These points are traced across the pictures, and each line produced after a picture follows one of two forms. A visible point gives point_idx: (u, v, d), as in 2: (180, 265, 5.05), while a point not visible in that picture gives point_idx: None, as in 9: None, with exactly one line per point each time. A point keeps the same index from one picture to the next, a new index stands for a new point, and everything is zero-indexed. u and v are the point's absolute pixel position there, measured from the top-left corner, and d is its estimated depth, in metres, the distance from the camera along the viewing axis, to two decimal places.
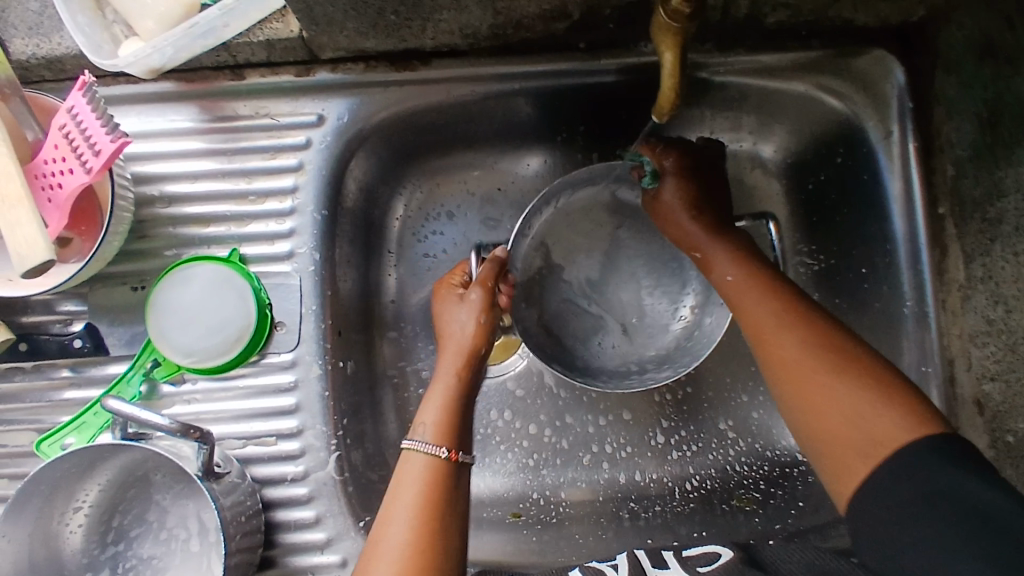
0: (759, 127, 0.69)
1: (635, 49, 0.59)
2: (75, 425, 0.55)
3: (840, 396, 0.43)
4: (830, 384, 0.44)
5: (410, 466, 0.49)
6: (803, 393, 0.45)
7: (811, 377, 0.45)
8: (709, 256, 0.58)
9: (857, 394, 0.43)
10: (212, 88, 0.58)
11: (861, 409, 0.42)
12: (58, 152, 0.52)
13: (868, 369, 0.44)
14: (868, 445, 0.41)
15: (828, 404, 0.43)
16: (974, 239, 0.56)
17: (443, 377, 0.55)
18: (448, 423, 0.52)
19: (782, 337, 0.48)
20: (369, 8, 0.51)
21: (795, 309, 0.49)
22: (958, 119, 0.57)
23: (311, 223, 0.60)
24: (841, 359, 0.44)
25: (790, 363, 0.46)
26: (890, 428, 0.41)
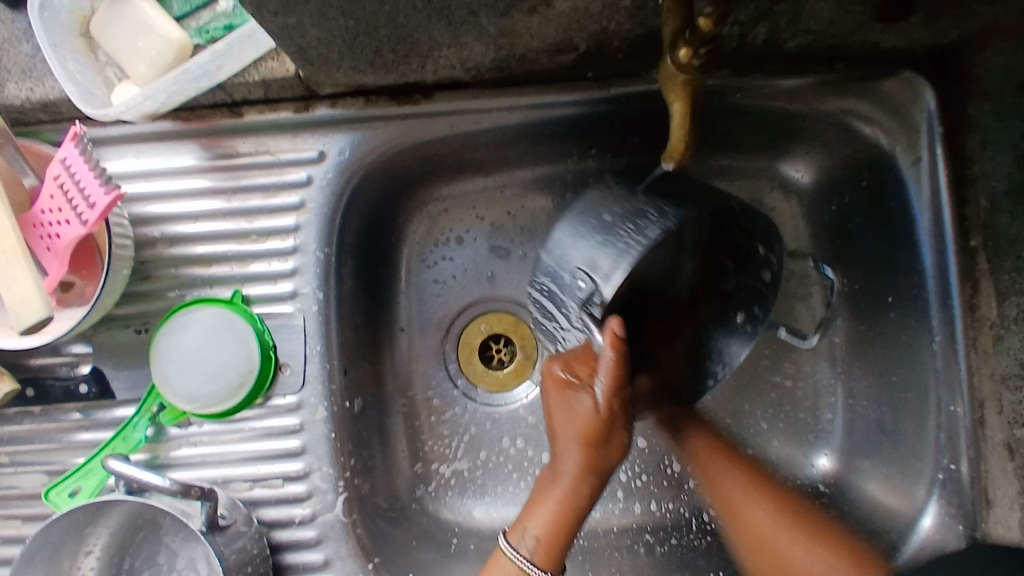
0: (779, 148, 0.66)
1: (645, 76, 0.56)
2: (83, 471, 0.55)
3: (797, 557, 0.53)
4: (790, 551, 0.54)
5: (502, 570, 0.51)
6: (764, 552, 0.55)
7: (775, 546, 0.55)
8: (685, 439, 0.63)
9: (811, 558, 0.53)
10: (210, 125, 0.57)
11: (813, 566, 0.52)
12: (54, 202, 0.51)
13: (829, 541, 0.54)
14: None
15: (796, 570, 0.53)
16: (1007, 276, 0.53)
17: (562, 483, 0.51)
18: (554, 540, 0.51)
19: (748, 513, 0.58)
20: (365, 47, 0.49)
21: (768, 489, 0.59)
22: (994, 150, 0.54)
23: (315, 261, 0.58)
24: (807, 528, 0.55)
25: (751, 529, 0.57)
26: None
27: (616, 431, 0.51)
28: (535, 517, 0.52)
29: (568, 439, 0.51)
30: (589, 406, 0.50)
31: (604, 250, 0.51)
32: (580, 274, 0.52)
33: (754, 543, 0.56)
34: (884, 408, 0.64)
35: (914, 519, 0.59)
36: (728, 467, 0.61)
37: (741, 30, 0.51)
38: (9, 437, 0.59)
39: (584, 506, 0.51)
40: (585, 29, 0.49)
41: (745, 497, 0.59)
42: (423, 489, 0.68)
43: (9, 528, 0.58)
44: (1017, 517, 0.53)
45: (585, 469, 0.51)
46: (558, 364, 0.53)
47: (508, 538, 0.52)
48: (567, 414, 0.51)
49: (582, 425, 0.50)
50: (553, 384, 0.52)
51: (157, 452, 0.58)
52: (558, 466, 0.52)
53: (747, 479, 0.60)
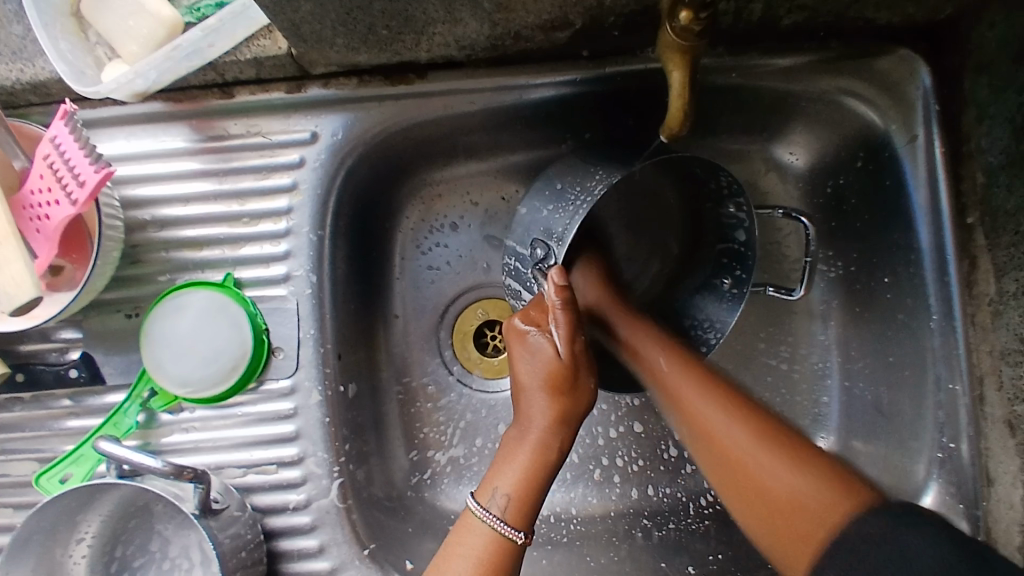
0: (774, 129, 0.65)
1: (641, 54, 0.56)
2: (74, 457, 0.54)
3: (768, 475, 0.44)
4: (760, 459, 0.45)
5: (473, 534, 0.48)
6: (747, 493, 0.46)
7: (743, 458, 0.46)
8: (637, 339, 0.56)
9: (780, 471, 0.44)
10: (202, 107, 0.57)
11: (789, 483, 0.43)
12: (43, 182, 0.50)
13: (779, 436, 0.46)
14: (794, 511, 0.42)
15: (769, 493, 0.44)
16: (1005, 252, 0.53)
17: (530, 432, 0.51)
18: (527, 497, 0.49)
19: (710, 420, 0.49)
20: (359, 23, 0.49)
21: (748, 415, 0.48)
22: (991, 125, 0.53)
23: (308, 243, 0.58)
24: (782, 446, 0.45)
25: (721, 443, 0.48)
26: (827, 503, 0.41)
27: (579, 376, 0.51)
28: (503, 474, 0.50)
29: (533, 388, 0.51)
30: (550, 351, 0.51)
31: (559, 216, 0.54)
32: (538, 240, 0.55)
33: (732, 468, 0.47)
34: (882, 389, 0.63)
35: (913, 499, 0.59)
36: (693, 387, 0.51)
37: (738, 5, 0.51)
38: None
39: (557, 456, 0.51)
40: (581, 4, 0.49)
41: (719, 414, 0.48)
42: (418, 476, 0.68)
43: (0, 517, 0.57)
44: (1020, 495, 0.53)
45: (553, 416, 0.50)
46: (517, 318, 0.53)
47: (478, 498, 0.49)
48: (530, 364, 0.52)
49: (547, 372, 0.51)
50: (514, 335, 0.53)
51: (148, 438, 0.57)
52: (525, 421, 0.51)
53: (699, 380, 0.51)
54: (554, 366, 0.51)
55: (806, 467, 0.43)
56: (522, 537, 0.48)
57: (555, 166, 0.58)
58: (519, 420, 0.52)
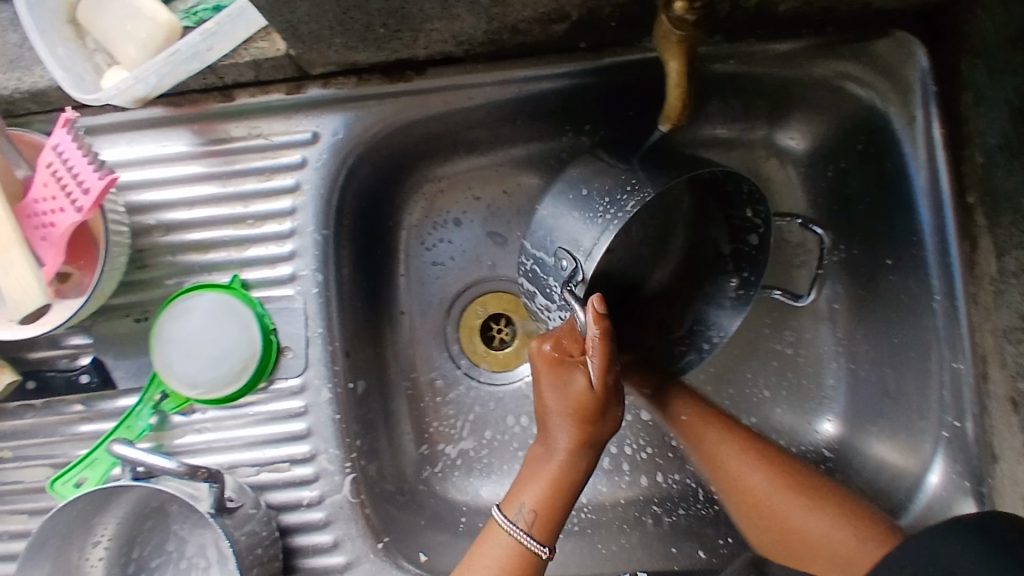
0: (774, 115, 0.65)
1: (639, 45, 0.56)
2: (88, 461, 0.55)
3: (755, 480, 0.57)
4: (786, 507, 0.55)
5: (497, 543, 0.50)
6: (766, 516, 0.56)
7: (764, 501, 0.57)
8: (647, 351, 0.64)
9: (804, 514, 0.54)
10: (202, 110, 0.57)
11: (824, 530, 0.53)
12: (48, 190, 0.51)
13: (805, 489, 0.56)
14: (838, 557, 0.52)
15: (796, 530, 0.54)
16: (1006, 230, 0.53)
17: (555, 451, 0.51)
18: (548, 513, 0.50)
19: (742, 476, 0.58)
20: (356, 22, 0.49)
21: (783, 470, 0.57)
22: (988, 106, 0.54)
23: (312, 243, 0.58)
24: (806, 496, 0.55)
25: (747, 493, 0.58)
26: (856, 550, 0.51)
27: (609, 404, 0.51)
28: (528, 490, 0.51)
29: (560, 413, 0.51)
30: (582, 385, 0.50)
31: (585, 227, 0.52)
32: (563, 249, 0.53)
33: (751, 507, 0.57)
34: (887, 370, 0.64)
35: (920, 477, 0.59)
36: (719, 440, 0.60)
37: None
38: (11, 432, 0.59)
39: (581, 476, 0.52)
40: None
41: (753, 471, 0.58)
42: (430, 469, 0.69)
43: (15, 523, 0.58)
44: None
45: (581, 439, 0.51)
46: (548, 342, 0.53)
47: (503, 512, 0.51)
48: (557, 392, 0.51)
49: (576, 403, 0.50)
50: (543, 363, 0.52)
51: (161, 440, 0.58)
52: (551, 442, 0.52)
53: (730, 438, 0.60)
54: (583, 394, 0.50)
55: (826, 511, 0.54)
56: (547, 553, 0.50)
57: (575, 168, 0.56)
58: (543, 437, 0.53)
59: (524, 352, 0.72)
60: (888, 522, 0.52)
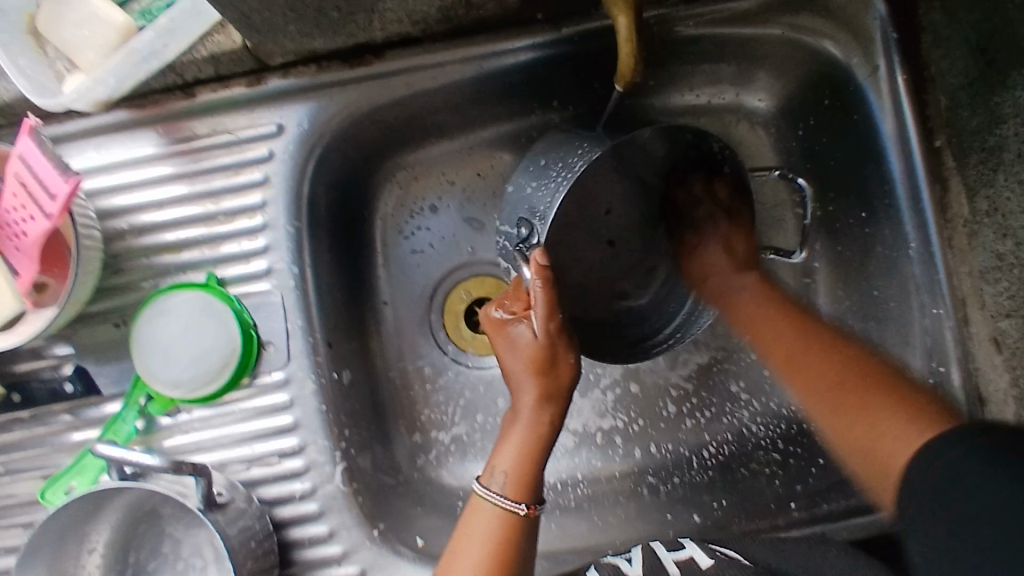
0: (739, 77, 0.65)
1: (597, 12, 0.56)
2: (77, 467, 0.55)
3: (837, 371, 0.51)
4: (862, 395, 0.48)
5: (481, 514, 0.51)
6: (845, 407, 0.48)
7: (857, 389, 0.49)
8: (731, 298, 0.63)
9: (896, 411, 0.45)
10: (166, 110, 0.57)
11: (893, 439, 0.44)
12: (18, 200, 0.51)
13: (895, 389, 0.47)
14: (883, 460, 0.44)
15: (880, 441, 0.45)
16: (974, 171, 0.54)
17: (519, 411, 0.53)
18: (524, 473, 0.51)
19: (804, 364, 0.53)
20: (309, 7, 0.49)
21: (854, 358, 0.51)
22: (948, 47, 0.54)
23: (285, 236, 0.58)
24: (891, 394, 0.47)
25: (833, 379, 0.50)
26: (909, 434, 0.43)
27: (560, 354, 0.53)
28: (502, 456, 0.53)
29: (519, 373, 0.53)
30: (529, 338, 0.53)
31: (539, 193, 0.56)
32: (523, 220, 0.57)
33: (834, 395, 0.50)
34: (869, 323, 0.64)
35: None
36: (746, 296, 0.62)
37: None
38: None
39: (552, 432, 0.53)
40: None
41: (828, 376, 0.51)
42: (424, 457, 0.69)
43: (10, 537, 0.58)
44: (1012, 410, 0.54)
45: (540, 392, 0.52)
46: (494, 307, 0.56)
47: (481, 482, 0.52)
48: (513, 352, 0.54)
49: (529, 356, 0.53)
50: (495, 327, 0.55)
51: (151, 443, 0.58)
52: (515, 405, 0.54)
53: (800, 329, 0.56)
54: (533, 347, 0.53)
55: (896, 408, 0.46)
56: (524, 509, 0.50)
57: (535, 146, 0.60)
58: (511, 403, 0.54)
59: None
60: (944, 409, 0.45)
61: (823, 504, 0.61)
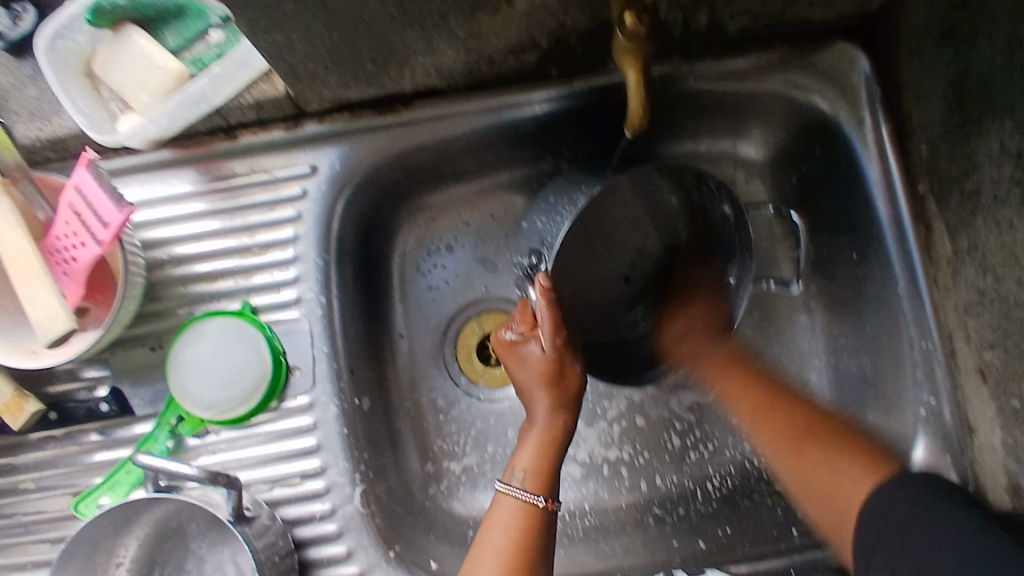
0: (735, 129, 0.71)
1: (605, 69, 0.62)
2: (109, 483, 0.58)
3: (788, 424, 0.59)
4: (808, 446, 0.57)
5: (503, 509, 0.54)
6: (806, 470, 0.56)
7: (803, 439, 0.57)
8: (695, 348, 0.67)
9: (841, 464, 0.53)
10: (208, 150, 0.62)
11: (843, 471, 0.53)
12: (69, 228, 0.55)
13: (853, 443, 0.55)
14: (844, 499, 0.52)
15: (829, 484, 0.53)
16: (956, 213, 0.58)
17: (534, 417, 0.58)
18: (542, 470, 0.56)
19: (770, 421, 0.60)
20: (348, 60, 0.54)
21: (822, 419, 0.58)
22: (927, 100, 0.59)
23: (315, 268, 0.62)
24: (839, 441, 0.55)
25: (783, 430, 0.59)
26: (863, 479, 0.51)
27: (568, 365, 0.59)
28: (521, 458, 0.57)
29: (532, 384, 0.58)
30: (539, 353, 0.58)
31: (552, 226, 0.62)
32: (537, 250, 0.64)
33: (797, 466, 0.57)
34: (863, 359, 0.67)
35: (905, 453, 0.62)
36: (737, 380, 0.64)
37: (684, 16, 0.56)
38: (34, 464, 0.61)
39: (564, 436, 0.58)
40: (545, 26, 0.55)
41: (785, 402, 0.60)
42: (436, 486, 0.71)
43: (38, 552, 0.60)
44: (999, 438, 0.56)
45: (552, 401, 0.58)
46: (503, 329, 0.61)
47: (503, 481, 0.55)
48: (525, 367, 0.59)
49: (540, 368, 0.58)
50: (505, 347, 0.60)
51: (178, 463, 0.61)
52: (530, 414, 0.59)
53: (792, 408, 0.60)
54: (544, 360, 0.58)
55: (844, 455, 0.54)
56: (543, 500, 0.54)
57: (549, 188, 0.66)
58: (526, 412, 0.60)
59: None
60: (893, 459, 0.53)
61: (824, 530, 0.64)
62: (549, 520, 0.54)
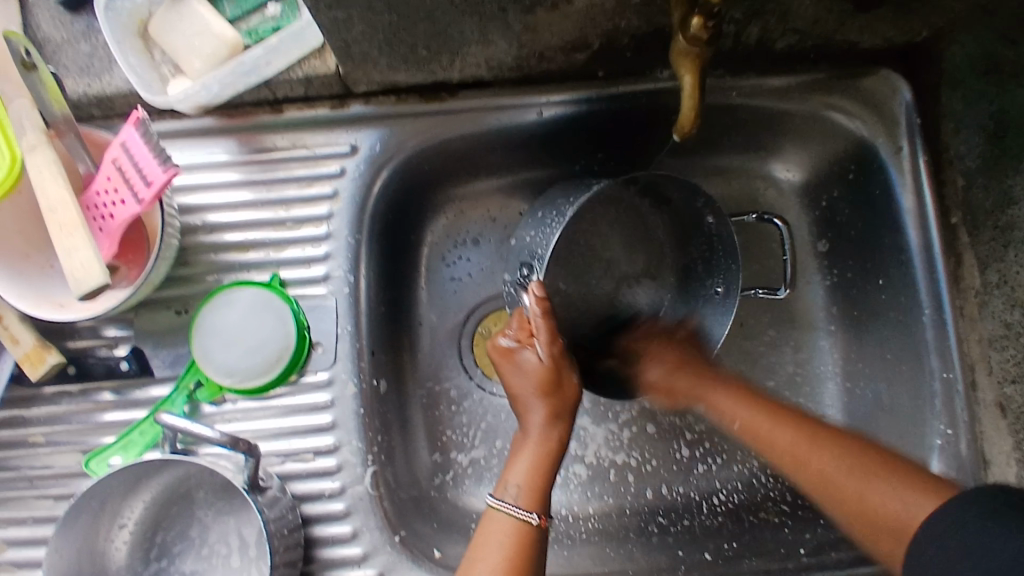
0: (770, 148, 0.71)
1: (651, 75, 0.62)
2: (123, 442, 0.58)
3: (826, 464, 0.53)
4: (848, 482, 0.51)
5: (494, 523, 0.54)
6: (827, 488, 0.52)
7: (824, 471, 0.53)
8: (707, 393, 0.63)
9: (881, 488, 0.49)
10: (251, 121, 0.62)
11: (891, 497, 0.48)
12: (110, 183, 0.55)
13: (896, 465, 0.50)
14: (898, 526, 0.47)
15: (866, 503, 0.50)
16: (987, 246, 0.59)
17: (529, 427, 0.58)
18: (536, 485, 0.55)
19: (806, 456, 0.54)
20: (403, 43, 0.55)
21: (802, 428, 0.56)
22: (966, 134, 0.60)
23: (346, 247, 0.62)
24: (861, 459, 0.52)
25: (810, 469, 0.54)
26: (913, 509, 0.47)
27: (565, 375, 0.58)
28: (514, 471, 0.56)
29: (528, 396, 0.58)
30: (535, 363, 0.58)
31: (541, 237, 0.60)
32: (526, 263, 0.61)
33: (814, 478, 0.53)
34: (880, 385, 0.67)
35: None
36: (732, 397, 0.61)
37: (737, 28, 0.57)
38: (45, 418, 0.61)
39: (560, 448, 0.58)
40: (599, 27, 0.55)
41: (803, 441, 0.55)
42: (442, 476, 0.70)
43: (41, 507, 0.60)
44: (1014, 472, 0.57)
45: (546, 412, 0.57)
46: (499, 335, 0.60)
47: (495, 495, 0.55)
48: (520, 375, 0.59)
49: (537, 379, 0.57)
50: (501, 353, 0.59)
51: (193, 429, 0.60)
52: (526, 424, 0.58)
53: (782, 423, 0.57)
54: (537, 370, 0.57)
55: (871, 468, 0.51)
56: (537, 518, 0.53)
57: (538, 202, 0.65)
58: (520, 425, 0.59)
59: None
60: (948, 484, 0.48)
61: (830, 553, 0.64)
62: (541, 535, 0.54)
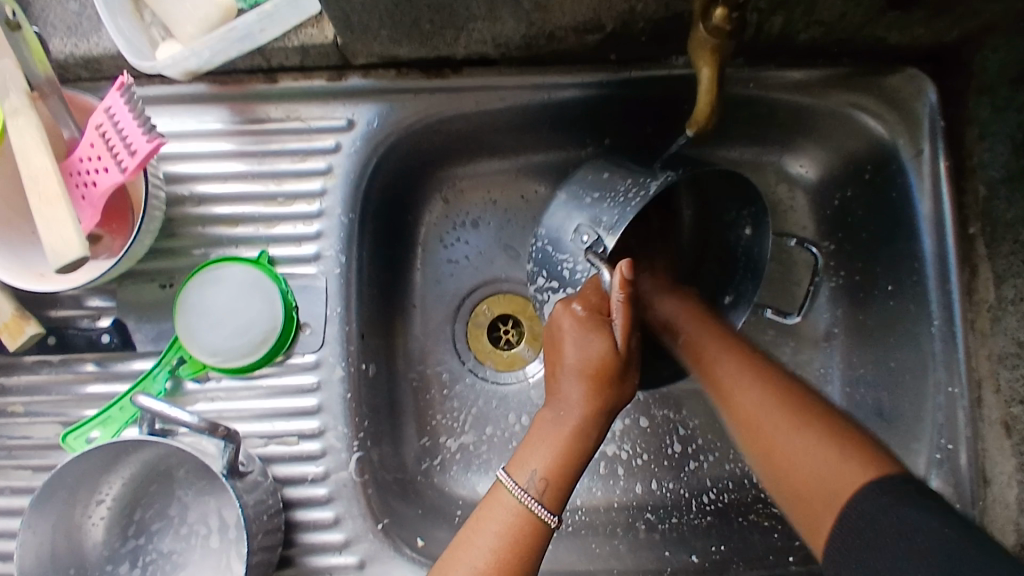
0: (785, 142, 0.68)
1: (665, 61, 0.59)
2: (102, 418, 0.57)
3: (761, 411, 0.49)
4: (781, 429, 0.48)
5: (503, 506, 0.49)
6: (764, 441, 0.49)
7: (768, 428, 0.49)
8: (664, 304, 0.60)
9: (807, 444, 0.46)
10: (244, 91, 0.60)
11: (814, 455, 0.45)
12: (93, 151, 0.53)
13: (816, 419, 0.47)
14: (822, 488, 0.44)
15: (794, 464, 0.46)
16: (1005, 260, 0.56)
17: (568, 407, 0.51)
18: (558, 475, 0.50)
19: (752, 406, 0.50)
20: (405, 15, 0.52)
21: (755, 368, 0.52)
22: (992, 141, 0.57)
23: (339, 226, 0.60)
24: (804, 416, 0.47)
25: (748, 412, 0.50)
26: (846, 476, 0.43)
27: (622, 373, 0.52)
28: (535, 452, 0.50)
29: (577, 375, 0.51)
30: (603, 349, 0.51)
31: (608, 206, 0.56)
32: (585, 228, 0.56)
33: (746, 423, 0.50)
34: (882, 394, 0.65)
35: None
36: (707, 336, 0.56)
37: (760, 18, 0.54)
38: (25, 387, 0.60)
39: (591, 441, 0.51)
40: (614, 9, 0.52)
41: (750, 385, 0.51)
42: (429, 462, 0.68)
43: (18, 478, 0.59)
44: (1014, 493, 0.55)
45: (592, 398, 0.51)
46: (575, 302, 0.53)
47: (513, 474, 0.50)
48: (578, 353, 0.51)
49: (594, 365, 0.51)
50: (573, 324, 0.52)
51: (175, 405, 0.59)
52: (562, 403, 0.51)
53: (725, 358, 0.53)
54: (600, 356, 0.51)
55: (815, 429, 0.46)
56: (554, 520, 0.49)
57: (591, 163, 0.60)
58: (553, 401, 0.52)
59: (529, 354, 0.73)
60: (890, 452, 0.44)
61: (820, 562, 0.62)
62: (546, 535, 0.50)
